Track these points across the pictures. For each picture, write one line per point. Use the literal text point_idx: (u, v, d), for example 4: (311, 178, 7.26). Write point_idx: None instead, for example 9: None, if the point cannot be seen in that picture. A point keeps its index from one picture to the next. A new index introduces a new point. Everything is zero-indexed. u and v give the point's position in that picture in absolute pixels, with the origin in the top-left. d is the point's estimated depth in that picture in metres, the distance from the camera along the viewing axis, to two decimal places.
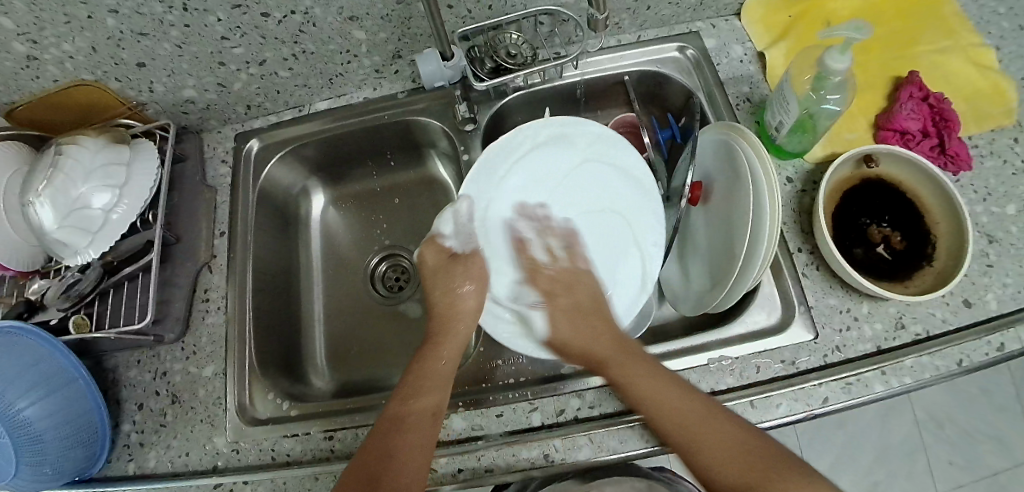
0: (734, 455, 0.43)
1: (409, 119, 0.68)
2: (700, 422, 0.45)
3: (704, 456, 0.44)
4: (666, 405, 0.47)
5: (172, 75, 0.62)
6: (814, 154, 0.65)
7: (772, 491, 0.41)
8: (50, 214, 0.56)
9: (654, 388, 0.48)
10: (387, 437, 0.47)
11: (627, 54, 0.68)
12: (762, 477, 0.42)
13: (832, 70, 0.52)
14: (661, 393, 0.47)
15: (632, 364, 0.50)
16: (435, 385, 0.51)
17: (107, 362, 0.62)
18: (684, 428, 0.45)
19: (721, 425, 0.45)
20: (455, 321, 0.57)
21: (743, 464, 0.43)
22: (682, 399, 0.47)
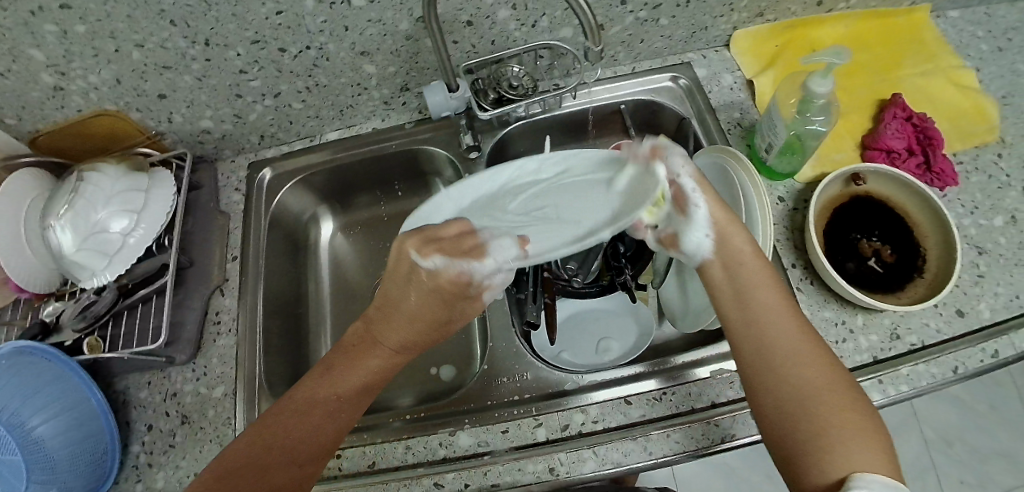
0: (823, 399, 0.40)
1: (416, 148, 0.71)
2: (811, 362, 0.41)
3: (789, 391, 0.41)
4: (780, 334, 0.43)
5: (191, 106, 0.65)
6: (804, 175, 0.67)
7: (825, 451, 0.37)
8: (70, 236, 0.59)
9: (769, 299, 0.45)
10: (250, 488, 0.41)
11: (622, 85, 0.71)
12: (830, 434, 0.38)
13: (814, 93, 0.56)
14: (782, 322, 0.44)
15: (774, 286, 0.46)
16: (325, 419, 0.46)
17: (117, 384, 0.63)
18: (784, 371, 0.41)
19: (827, 378, 0.41)
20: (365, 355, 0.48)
21: (813, 417, 0.39)
22: (796, 337, 0.43)
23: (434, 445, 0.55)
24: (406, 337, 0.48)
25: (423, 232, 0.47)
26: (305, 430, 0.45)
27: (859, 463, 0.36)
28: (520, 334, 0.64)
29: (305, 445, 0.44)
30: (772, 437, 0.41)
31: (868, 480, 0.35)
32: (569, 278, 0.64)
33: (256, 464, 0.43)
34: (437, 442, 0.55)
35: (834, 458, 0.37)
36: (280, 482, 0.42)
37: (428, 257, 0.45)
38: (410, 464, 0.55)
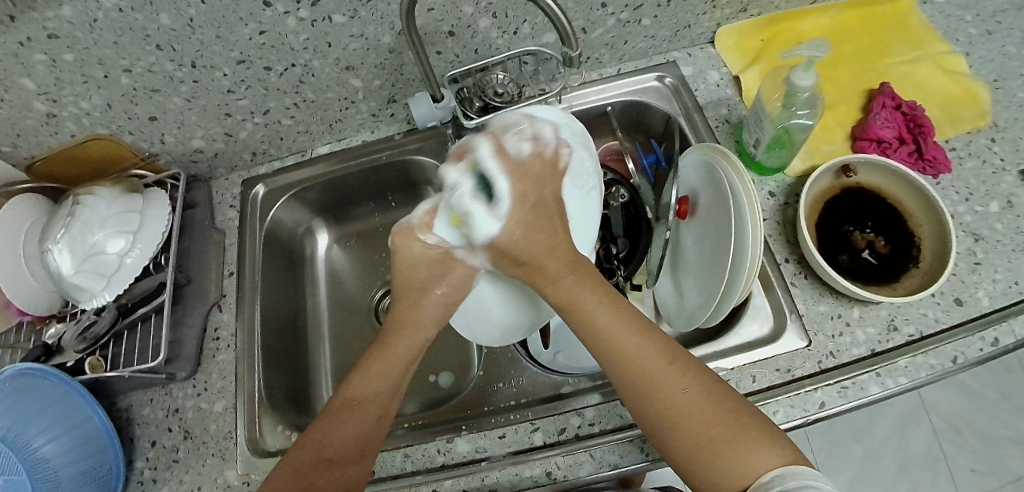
0: (699, 417, 0.42)
1: (406, 158, 0.72)
2: (678, 378, 0.44)
3: (672, 417, 0.43)
4: (638, 365, 0.45)
5: (182, 127, 0.66)
6: (794, 169, 0.67)
7: (728, 465, 0.40)
8: (69, 258, 0.60)
9: (615, 329, 0.46)
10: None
11: (607, 87, 0.71)
12: (721, 447, 0.41)
13: (798, 87, 0.56)
14: (633, 344, 0.45)
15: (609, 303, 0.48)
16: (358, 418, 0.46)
17: (120, 402, 0.64)
18: (662, 402, 0.43)
19: (695, 382, 0.44)
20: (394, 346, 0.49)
21: (704, 437, 0.42)
22: (656, 354, 0.45)
23: (432, 451, 0.55)
24: (436, 322, 0.50)
25: (403, 225, 0.50)
26: (341, 438, 0.45)
27: (757, 465, 0.40)
28: (517, 340, 0.66)
29: (349, 450, 0.45)
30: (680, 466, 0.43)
31: (782, 478, 0.38)
32: None
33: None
34: (435, 449, 0.56)
35: (735, 470, 0.40)
36: (333, 485, 0.44)
37: (427, 232, 0.49)
38: (408, 472, 0.55)
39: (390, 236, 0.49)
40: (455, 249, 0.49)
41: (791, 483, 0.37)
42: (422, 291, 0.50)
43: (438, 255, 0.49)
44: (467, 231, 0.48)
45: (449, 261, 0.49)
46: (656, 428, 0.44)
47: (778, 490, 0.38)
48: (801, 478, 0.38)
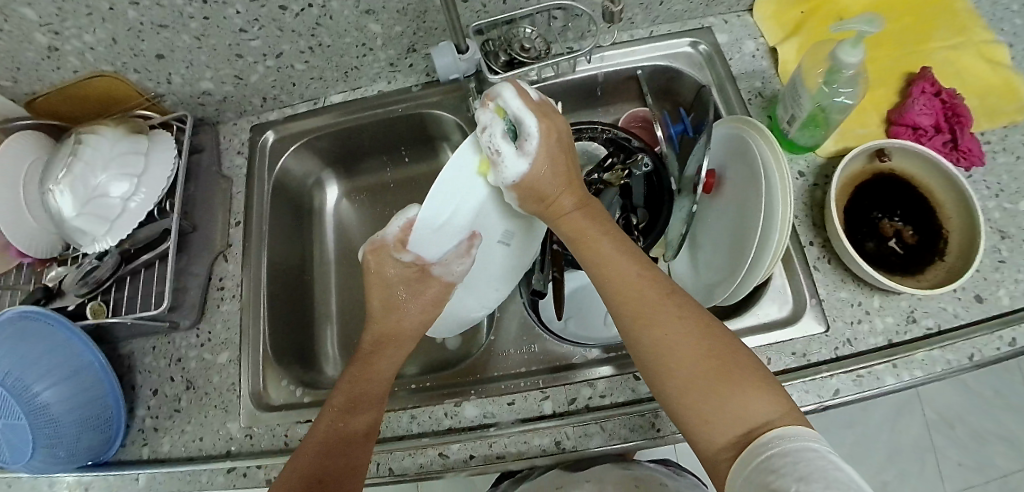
0: (693, 364, 0.42)
1: (423, 112, 0.69)
2: (675, 320, 0.44)
3: (669, 362, 0.43)
4: (637, 299, 0.46)
5: (191, 67, 0.63)
6: (826, 149, 0.64)
7: (721, 411, 0.41)
8: (70, 201, 0.57)
9: (617, 262, 0.48)
10: (323, 462, 0.46)
11: (638, 49, 0.68)
12: (717, 394, 0.41)
13: (844, 63, 0.53)
14: (634, 274, 0.47)
15: (616, 240, 0.49)
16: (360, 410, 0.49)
17: (122, 348, 0.63)
18: (663, 345, 0.44)
19: (693, 327, 0.44)
20: (385, 349, 0.53)
21: (700, 382, 0.42)
22: (656, 294, 0.46)
23: (439, 415, 0.55)
24: (412, 336, 0.54)
25: (377, 242, 0.51)
26: (376, 385, 0.51)
27: (750, 412, 0.40)
28: (530, 306, 0.62)
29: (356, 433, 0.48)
30: (675, 413, 0.44)
31: (777, 439, 0.38)
32: None
33: (330, 435, 0.47)
34: (442, 412, 0.55)
35: (729, 416, 0.40)
36: (359, 425, 0.48)
37: (402, 250, 0.51)
38: (414, 433, 0.54)
39: (364, 253, 0.51)
40: (434, 263, 0.52)
41: (781, 449, 0.37)
42: (400, 311, 0.53)
43: (415, 272, 0.52)
44: (442, 249, 0.52)
45: (426, 279, 0.53)
46: (659, 348, 0.44)
47: (771, 450, 0.37)
48: (798, 436, 0.38)
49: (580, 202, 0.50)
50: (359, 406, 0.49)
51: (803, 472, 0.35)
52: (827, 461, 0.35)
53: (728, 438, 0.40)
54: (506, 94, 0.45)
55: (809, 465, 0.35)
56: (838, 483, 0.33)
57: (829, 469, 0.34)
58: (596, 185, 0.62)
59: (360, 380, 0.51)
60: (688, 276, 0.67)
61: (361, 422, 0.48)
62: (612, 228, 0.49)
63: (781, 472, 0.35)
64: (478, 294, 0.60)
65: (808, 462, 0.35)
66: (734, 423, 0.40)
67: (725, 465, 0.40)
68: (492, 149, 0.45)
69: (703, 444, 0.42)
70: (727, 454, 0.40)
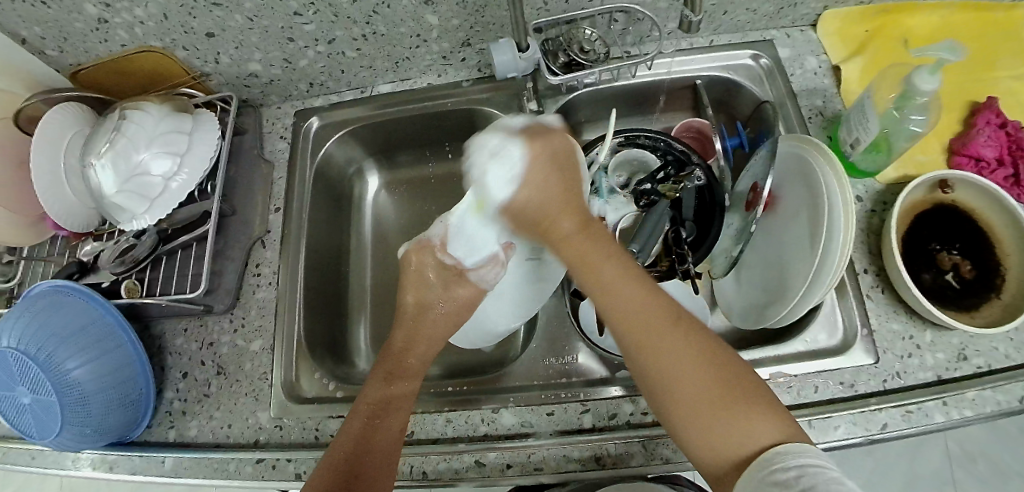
0: (699, 390, 0.40)
1: (472, 108, 0.67)
2: (681, 344, 0.42)
3: (671, 388, 0.41)
4: (641, 320, 0.43)
5: (240, 48, 0.62)
6: (886, 175, 0.62)
7: (725, 435, 0.38)
8: (111, 176, 0.56)
9: (619, 285, 0.44)
10: (365, 426, 0.45)
11: (697, 57, 0.66)
12: (723, 420, 0.39)
13: (918, 90, 0.52)
14: (637, 303, 0.43)
15: (617, 259, 0.46)
16: (405, 379, 0.49)
17: (154, 328, 0.62)
18: (668, 374, 0.41)
19: (698, 350, 0.41)
20: (415, 348, 0.51)
21: (705, 408, 0.39)
22: (659, 316, 0.43)
23: (475, 420, 0.54)
24: (439, 335, 0.52)
25: (422, 241, 0.54)
26: (416, 361, 0.50)
27: (754, 438, 0.38)
28: (571, 311, 0.61)
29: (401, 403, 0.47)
30: (677, 436, 0.41)
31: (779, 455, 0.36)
32: None
33: (371, 406, 0.47)
34: (478, 418, 0.54)
35: (733, 441, 0.38)
36: (400, 392, 0.48)
37: (444, 251, 0.53)
38: (450, 437, 0.53)
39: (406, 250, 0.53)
40: (470, 269, 0.52)
41: (784, 463, 0.35)
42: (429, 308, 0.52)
43: (454, 274, 0.53)
44: (477, 252, 0.52)
45: (462, 281, 0.53)
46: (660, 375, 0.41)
47: (775, 464, 0.36)
48: (804, 454, 0.36)
49: (579, 221, 0.46)
50: (400, 378, 0.48)
51: (808, 485, 0.33)
52: (831, 475, 0.34)
53: (733, 460, 0.38)
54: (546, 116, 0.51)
55: (813, 478, 0.33)
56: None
57: (834, 482, 0.33)
58: (650, 196, 0.61)
59: (403, 353, 0.50)
60: (735, 295, 0.64)
61: (402, 389, 0.48)
62: (615, 248, 0.46)
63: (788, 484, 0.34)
64: (509, 311, 0.58)
65: (813, 477, 0.34)
66: (739, 445, 0.38)
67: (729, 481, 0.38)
68: (537, 134, 0.49)
69: (706, 464, 0.40)
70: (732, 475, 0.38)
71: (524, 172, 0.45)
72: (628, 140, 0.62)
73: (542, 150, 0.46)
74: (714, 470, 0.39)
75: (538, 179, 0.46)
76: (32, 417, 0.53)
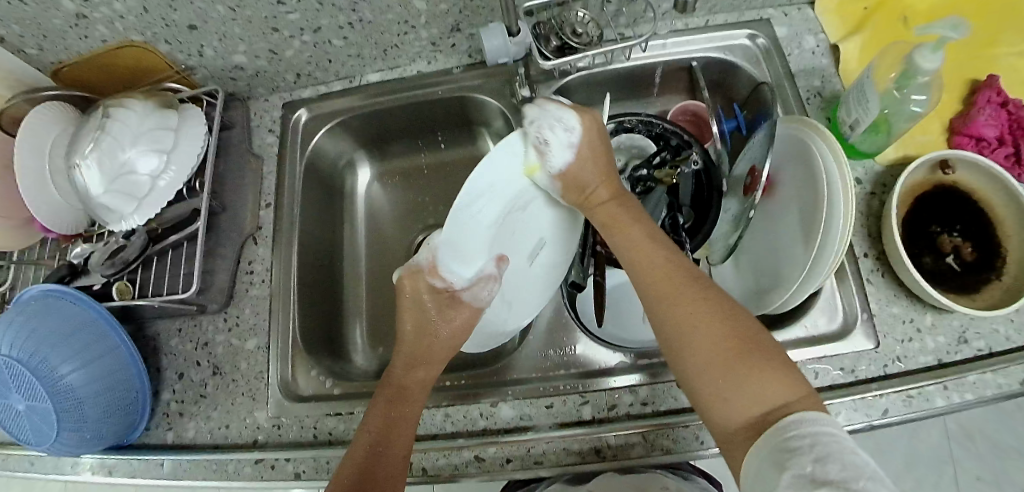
0: (720, 351, 0.41)
1: (463, 95, 0.66)
2: (704, 307, 0.43)
3: (692, 350, 0.42)
4: (670, 282, 0.45)
5: (224, 40, 0.60)
6: (886, 156, 0.61)
7: (742, 394, 0.39)
8: (97, 176, 0.55)
9: (649, 249, 0.47)
10: (385, 412, 0.47)
11: (693, 38, 0.65)
12: (739, 380, 0.39)
13: (919, 69, 0.50)
14: (665, 266, 0.46)
15: (646, 223, 0.49)
16: (429, 365, 0.51)
17: (148, 329, 0.62)
18: (689, 335, 0.42)
19: (718, 312, 0.42)
20: (432, 343, 0.51)
21: (723, 365, 0.40)
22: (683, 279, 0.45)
23: (474, 415, 0.53)
24: (439, 358, 0.52)
25: (411, 267, 0.49)
26: (445, 345, 0.52)
27: (770, 399, 0.38)
28: (569, 303, 0.60)
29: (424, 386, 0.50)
30: (696, 401, 0.42)
31: (798, 419, 0.36)
32: None
33: (395, 387, 0.49)
34: (477, 412, 0.53)
35: (747, 401, 0.39)
36: (418, 380, 0.50)
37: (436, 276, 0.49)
38: (449, 432, 0.53)
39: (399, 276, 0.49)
40: (461, 290, 0.51)
41: (796, 431, 0.35)
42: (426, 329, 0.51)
43: (447, 297, 0.50)
44: (471, 274, 0.50)
45: (456, 304, 0.51)
46: (682, 335, 0.42)
47: (787, 432, 0.36)
48: (817, 423, 0.35)
49: (613, 189, 0.50)
50: (424, 364, 0.51)
51: (821, 454, 0.34)
52: (843, 444, 0.34)
53: (746, 420, 0.39)
54: (546, 107, 0.46)
55: (825, 448, 0.34)
56: (856, 467, 0.32)
57: (848, 454, 0.33)
58: (646, 182, 0.60)
59: (429, 337, 0.51)
60: (733, 282, 0.64)
61: (419, 377, 0.50)
62: (644, 214, 0.49)
63: (800, 452, 0.34)
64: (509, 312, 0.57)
65: (826, 446, 0.34)
66: (752, 407, 0.38)
67: (741, 440, 0.39)
68: (540, 140, 0.46)
69: (721, 425, 0.40)
70: (746, 437, 0.38)
71: (583, 132, 0.47)
72: (620, 127, 0.61)
73: (593, 120, 0.49)
74: (729, 430, 0.40)
75: (588, 144, 0.48)
76: (28, 424, 0.52)
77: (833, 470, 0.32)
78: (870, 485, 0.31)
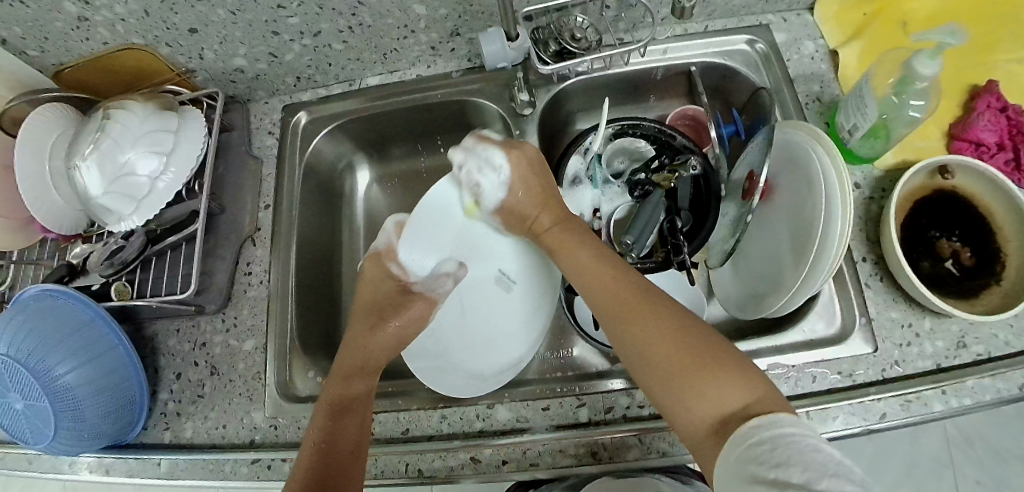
0: (675, 353, 0.42)
1: (463, 99, 0.66)
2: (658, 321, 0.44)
3: (646, 363, 0.43)
4: (614, 297, 0.47)
5: (224, 43, 0.60)
6: (885, 161, 0.61)
7: (697, 395, 0.39)
8: (96, 177, 0.55)
9: (597, 266, 0.49)
10: (330, 421, 0.48)
11: (692, 43, 0.65)
12: (693, 381, 0.40)
13: (917, 74, 0.51)
14: (613, 283, 0.48)
15: (591, 244, 0.52)
16: (360, 378, 0.51)
17: (146, 329, 0.62)
18: (640, 341, 0.44)
19: (669, 318, 0.44)
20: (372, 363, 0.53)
21: (678, 369, 0.41)
22: (634, 291, 0.47)
23: (471, 416, 0.53)
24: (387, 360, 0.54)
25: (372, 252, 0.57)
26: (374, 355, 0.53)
27: (723, 398, 0.38)
28: (567, 306, 0.60)
29: (358, 398, 0.50)
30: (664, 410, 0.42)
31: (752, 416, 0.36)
32: (622, 251, 0.60)
33: (331, 403, 0.49)
34: (474, 414, 0.53)
35: (704, 401, 0.39)
36: (360, 388, 0.51)
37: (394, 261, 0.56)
38: (445, 433, 0.53)
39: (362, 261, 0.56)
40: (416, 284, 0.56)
41: (759, 436, 0.35)
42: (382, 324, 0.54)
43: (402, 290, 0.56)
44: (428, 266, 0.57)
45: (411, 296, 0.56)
46: (635, 344, 0.44)
47: (751, 436, 0.35)
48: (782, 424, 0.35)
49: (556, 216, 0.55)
50: (355, 378, 0.51)
51: (783, 461, 0.32)
52: (809, 446, 0.33)
53: (707, 419, 0.39)
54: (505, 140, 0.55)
55: (787, 451, 0.32)
56: (826, 469, 0.31)
57: (813, 459, 0.31)
58: (645, 186, 0.61)
59: (359, 349, 0.53)
60: (731, 285, 0.64)
61: (360, 386, 0.51)
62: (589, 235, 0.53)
63: (761, 460, 0.33)
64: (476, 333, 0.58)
65: (785, 448, 0.33)
66: (708, 409, 0.39)
67: (711, 444, 0.38)
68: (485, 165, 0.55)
69: (687, 430, 0.40)
70: (712, 440, 0.38)
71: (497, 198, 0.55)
72: (617, 130, 0.61)
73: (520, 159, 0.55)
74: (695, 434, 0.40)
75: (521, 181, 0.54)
76: (26, 422, 0.52)
77: (795, 474, 0.31)
78: (834, 484, 0.30)
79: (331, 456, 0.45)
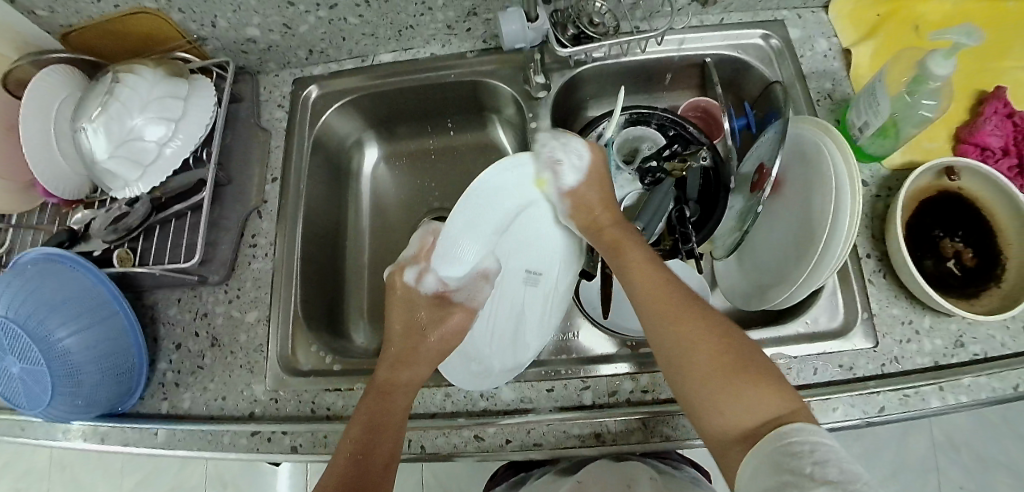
0: (716, 364, 0.43)
1: (477, 79, 0.66)
2: (701, 326, 0.45)
3: (690, 377, 0.43)
4: (665, 302, 0.47)
5: (238, 11, 0.59)
6: (892, 160, 0.61)
7: (740, 399, 0.41)
8: (103, 142, 0.54)
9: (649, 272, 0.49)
10: (374, 409, 0.47)
11: (706, 35, 0.65)
12: (734, 390, 0.41)
13: (931, 74, 0.51)
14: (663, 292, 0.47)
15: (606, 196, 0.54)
16: (417, 365, 0.51)
17: (146, 298, 0.61)
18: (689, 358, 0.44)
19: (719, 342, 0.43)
20: (405, 372, 0.50)
21: (716, 381, 0.42)
22: (677, 293, 0.47)
23: (473, 395, 0.53)
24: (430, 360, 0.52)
25: (402, 262, 0.56)
26: (432, 347, 0.52)
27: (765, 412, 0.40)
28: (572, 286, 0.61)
29: (411, 385, 0.50)
30: (692, 412, 0.44)
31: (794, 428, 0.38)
32: None
33: (380, 385, 0.49)
34: (477, 393, 0.53)
35: (747, 409, 0.41)
36: (408, 379, 0.50)
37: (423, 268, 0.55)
38: (448, 411, 0.53)
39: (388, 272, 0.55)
40: (454, 291, 0.54)
41: (798, 437, 0.37)
42: (420, 337, 0.52)
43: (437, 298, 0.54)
44: (460, 272, 0.54)
45: (447, 305, 0.54)
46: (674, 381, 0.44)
47: (787, 437, 0.37)
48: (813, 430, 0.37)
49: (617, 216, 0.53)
50: (414, 363, 0.51)
51: (822, 459, 0.35)
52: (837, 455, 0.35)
53: (742, 429, 0.41)
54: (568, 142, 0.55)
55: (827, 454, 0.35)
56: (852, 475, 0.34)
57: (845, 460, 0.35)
58: (656, 174, 0.61)
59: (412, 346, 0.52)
60: (736, 276, 0.65)
61: (411, 377, 0.50)
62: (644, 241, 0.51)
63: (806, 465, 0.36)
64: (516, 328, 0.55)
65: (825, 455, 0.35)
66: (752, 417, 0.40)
67: (736, 453, 0.41)
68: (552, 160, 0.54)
69: (716, 435, 0.42)
70: (738, 446, 0.40)
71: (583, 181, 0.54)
72: (631, 118, 0.62)
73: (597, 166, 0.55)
74: (723, 434, 0.41)
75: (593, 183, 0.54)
76: (22, 388, 0.51)
77: (831, 473, 0.34)
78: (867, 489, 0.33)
79: (372, 445, 0.45)
